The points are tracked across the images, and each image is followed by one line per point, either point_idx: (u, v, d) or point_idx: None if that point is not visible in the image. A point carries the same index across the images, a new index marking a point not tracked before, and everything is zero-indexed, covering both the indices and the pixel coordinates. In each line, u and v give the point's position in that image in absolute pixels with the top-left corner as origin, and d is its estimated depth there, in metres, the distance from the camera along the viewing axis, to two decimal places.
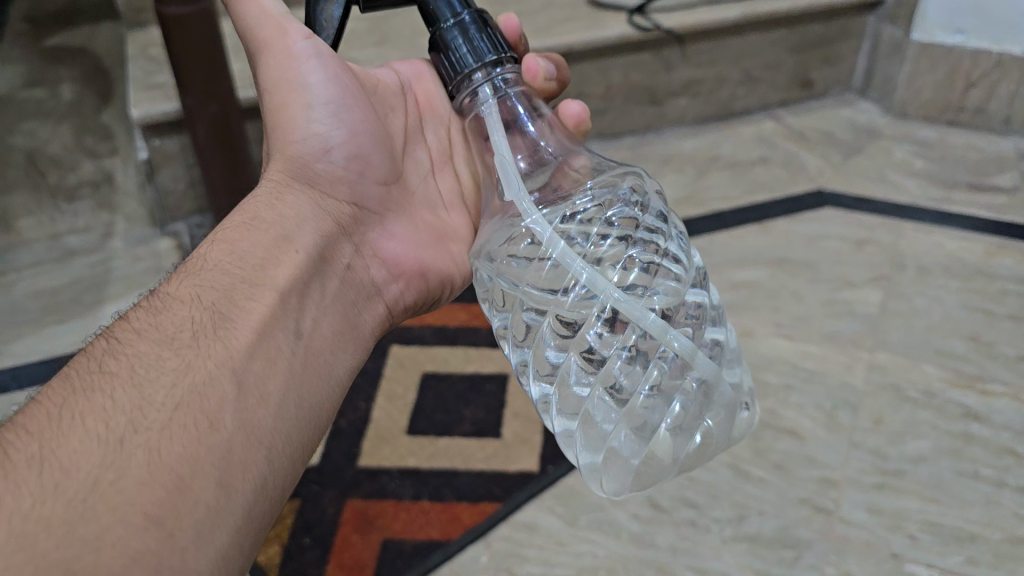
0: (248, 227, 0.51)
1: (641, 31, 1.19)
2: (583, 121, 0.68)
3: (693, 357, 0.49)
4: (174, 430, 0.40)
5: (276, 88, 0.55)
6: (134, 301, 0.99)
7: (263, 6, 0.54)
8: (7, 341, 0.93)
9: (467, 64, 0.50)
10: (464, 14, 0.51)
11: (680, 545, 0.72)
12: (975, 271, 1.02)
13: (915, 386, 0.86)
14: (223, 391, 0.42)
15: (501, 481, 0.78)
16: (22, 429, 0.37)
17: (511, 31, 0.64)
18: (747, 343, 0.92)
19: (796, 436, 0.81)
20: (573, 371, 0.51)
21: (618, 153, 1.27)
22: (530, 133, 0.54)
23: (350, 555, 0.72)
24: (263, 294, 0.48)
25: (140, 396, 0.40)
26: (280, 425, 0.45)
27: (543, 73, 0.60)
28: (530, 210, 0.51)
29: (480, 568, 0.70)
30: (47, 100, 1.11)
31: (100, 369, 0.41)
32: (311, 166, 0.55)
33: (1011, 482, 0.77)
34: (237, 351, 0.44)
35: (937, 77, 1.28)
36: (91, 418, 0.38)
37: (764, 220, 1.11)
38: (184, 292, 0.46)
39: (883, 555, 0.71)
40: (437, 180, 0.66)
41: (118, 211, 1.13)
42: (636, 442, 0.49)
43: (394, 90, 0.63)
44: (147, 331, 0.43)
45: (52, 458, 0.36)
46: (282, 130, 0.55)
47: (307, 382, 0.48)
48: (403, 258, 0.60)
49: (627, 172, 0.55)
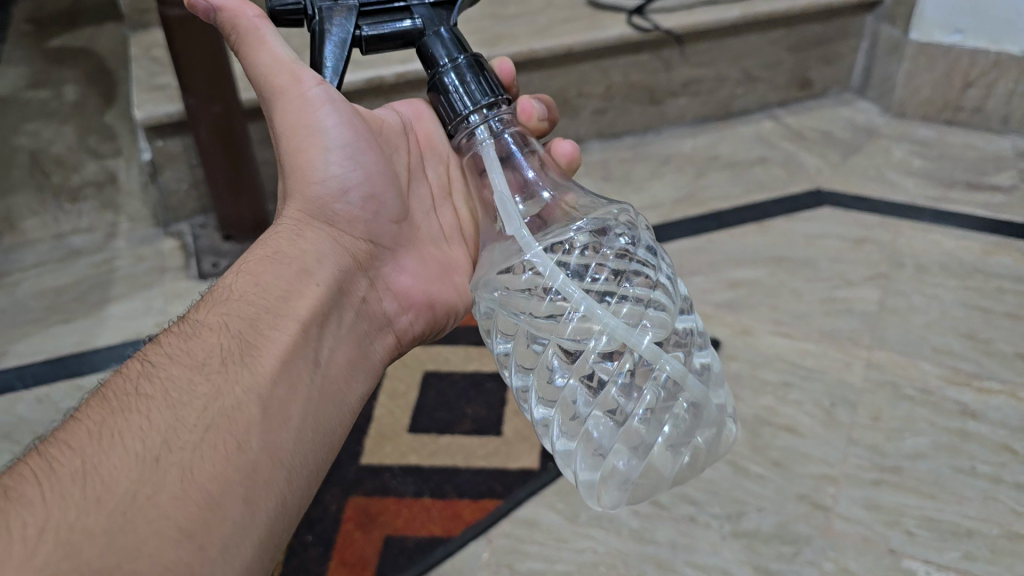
0: (271, 260, 0.51)
1: (641, 31, 1.20)
2: (574, 159, 0.68)
3: (684, 379, 0.51)
4: (205, 450, 0.41)
5: (291, 131, 0.55)
6: (138, 300, 0.99)
7: (274, 53, 0.54)
8: (11, 340, 0.94)
9: (464, 108, 0.50)
10: (460, 57, 0.50)
11: (680, 541, 0.73)
12: (973, 269, 1.03)
13: (913, 383, 0.87)
14: (251, 414, 0.43)
15: (502, 477, 0.78)
16: (66, 445, 0.38)
17: (505, 74, 0.66)
18: (747, 341, 0.92)
19: (795, 432, 0.82)
20: (573, 395, 0.52)
21: (618, 152, 1.28)
22: (525, 173, 0.54)
23: (352, 551, 0.73)
24: (287, 321, 0.48)
25: (174, 415, 0.41)
26: (302, 447, 0.46)
27: (538, 114, 0.63)
28: (530, 243, 0.52)
29: (481, 564, 0.71)
30: (51, 101, 1.20)
31: (136, 392, 0.42)
32: (329, 206, 0.55)
33: (1008, 478, 0.78)
34: (264, 377, 0.45)
35: (935, 77, 1.29)
36: (130, 436, 0.40)
37: (763, 219, 1.11)
38: (214, 319, 0.47)
39: (882, 551, 0.72)
40: (439, 214, 0.65)
41: (121, 211, 1.12)
42: (632, 461, 0.51)
43: (398, 129, 0.63)
44: (179, 356, 0.44)
45: (93, 475, 0.37)
46: (300, 169, 0.55)
47: (327, 407, 0.49)
48: (413, 292, 0.60)
49: (620, 207, 0.55)
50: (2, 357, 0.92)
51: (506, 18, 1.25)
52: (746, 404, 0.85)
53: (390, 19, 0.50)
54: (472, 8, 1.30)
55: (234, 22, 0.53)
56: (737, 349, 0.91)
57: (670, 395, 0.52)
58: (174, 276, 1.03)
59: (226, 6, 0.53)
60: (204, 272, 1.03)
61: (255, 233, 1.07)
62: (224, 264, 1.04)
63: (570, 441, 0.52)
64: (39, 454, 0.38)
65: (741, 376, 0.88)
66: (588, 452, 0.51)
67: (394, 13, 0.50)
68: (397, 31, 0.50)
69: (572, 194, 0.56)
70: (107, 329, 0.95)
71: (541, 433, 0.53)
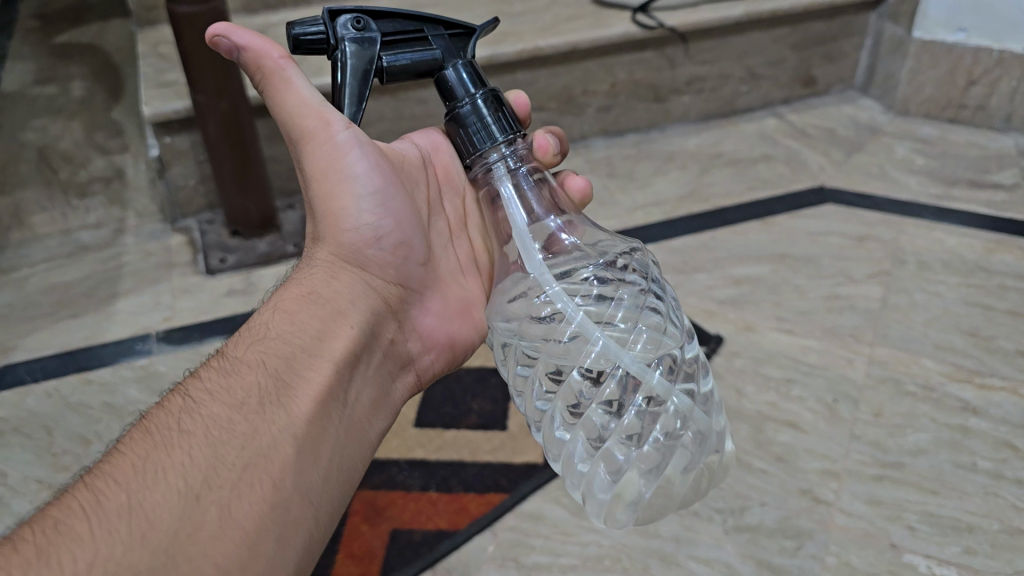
0: (304, 300, 0.52)
1: (646, 30, 1.21)
2: (587, 194, 0.67)
3: (691, 411, 0.55)
4: (242, 489, 0.43)
5: (321, 177, 0.54)
6: (146, 295, 1.00)
7: (302, 95, 0.52)
8: (21, 334, 0.95)
9: (483, 143, 0.50)
10: (478, 93, 0.50)
11: (683, 536, 0.74)
12: (975, 266, 1.03)
13: (914, 379, 0.88)
14: (285, 455, 0.45)
15: (507, 472, 0.79)
16: (112, 478, 0.40)
17: (522, 108, 0.65)
18: (749, 337, 0.93)
19: (797, 428, 0.83)
20: (594, 420, 0.54)
21: (623, 150, 1.28)
22: (535, 209, 0.55)
23: (359, 544, 0.73)
24: (321, 362, 0.49)
25: (214, 454, 0.43)
26: (329, 485, 0.48)
27: (553, 151, 0.60)
28: (550, 282, 0.54)
29: (486, 558, 0.72)
30: (59, 98, 1.20)
31: (177, 428, 0.44)
32: (362, 251, 0.55)
33: (1009, 474, 0.79)
34: (299, 417, 0.46)
35: (938, 75, 1.29)
36: (173, 474, 0.41)
37: (766, 216, 1.12)
38: (251, 357, 0.48)
39: (884, 545, 0.73)
40: (455, 246, 0.64)
41: (129, 207, 1.13)
42: (647, 481, 0.55)
43: (417, 164, 0.61)
44: (219, 393, 0.46)
45: (139, 511, 0.39)
46: (331, 214, 0.55)
47: (352, 446, 0.50)
48: (436, 332, 0.61)
49: (635, 246, 0.58)
50: (10, 351, 0.93)
51: (511, 16, 1.26)
52: (749, 400, 0.86)
53: (411, 49, 0.49)
54: (478, 5, 1.30)
55: (259, 62, 0.51)
56: (741, 345, 0.92)
57: (680, 425, 0.55)
58: (182, 271, 1.04)
59: (251, 45, 0.50)
60: (211, 268, 1.04)
61: (262, 228, 1.08)
62: (231, 259, 1.05)
63: (588, 464, 0.54)
64: (87, 485, 0.40)
65: (744, 372, 0.89)
66: (604, 473, 0.54)
67: (415, 42, 0.50)
68: (418, 61, 0.50)
69: (581, 226, 0.57)
70: (116, 324, 0.96)
71: (560, 455, 0.55)
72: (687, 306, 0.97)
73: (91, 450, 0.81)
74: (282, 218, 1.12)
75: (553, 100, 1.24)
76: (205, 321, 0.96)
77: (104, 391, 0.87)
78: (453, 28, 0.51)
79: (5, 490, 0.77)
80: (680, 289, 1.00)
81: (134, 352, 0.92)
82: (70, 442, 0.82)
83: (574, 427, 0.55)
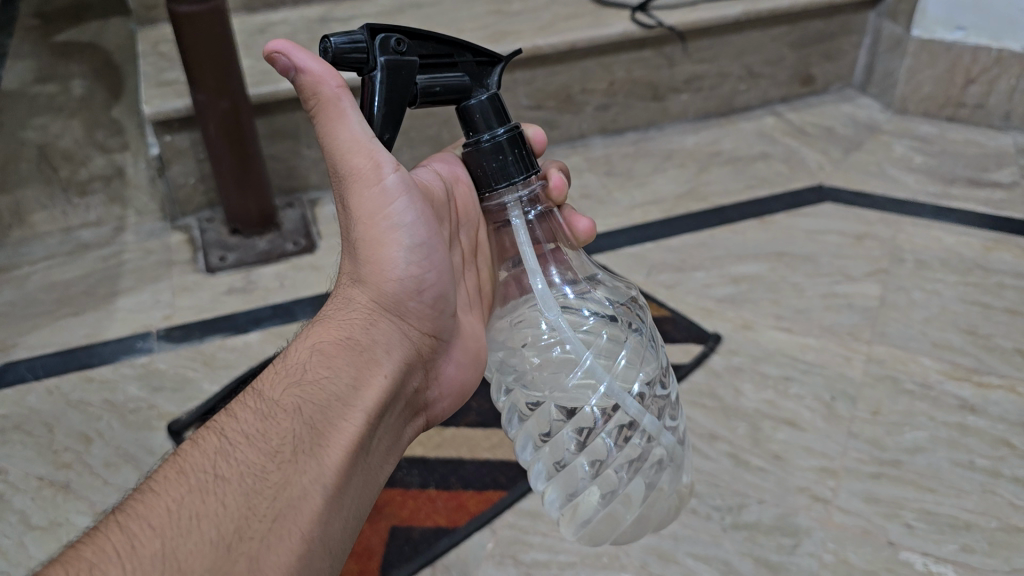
0: (338, 346, 0.52)
1: (645, 28, 1.21)
2: (590, 233, 0.67)
3: (675, 449, 0.59)
4: (272, 540, 0.43)
5: (367, 221, 0.54)
6: (146, 294, 1.01)
7: (354, 132, 0.51)
8: (21, 332, 0.95)
9: (499, 183, 0.51)
10: (500, 133, 0.51)
11: (681, 533, 0.74)
12: (973, 265, 1.03)
13: (912, 378, 0.88)
14: (315, 506, 0.45)
15: (506, 469, 0.79)
16: (148, 523, 0.42)
17: (539, 143, 0.65)
18: (747, 335, 0.93)
19: (795, 426, 0.83)
20: (596, 451, 0.57)
21: (622, 149, 1.28)
22: (553, 277, 0.57)
23: (359, 541, 0.74)
24: (354, 411, 0.50)
25: (247, 503, 0.44)
26: (348, 532, 0.48)
27: (567, 186, 0.63)
28: (564, 328, 0.56)
29: (485, 555, 0.72)
30: (58, 95, 1.20)
31: (213, 473, 0.44)
32: (396, 298, 0.55)
33: (1007, 472, 0.79)
34: (330, 468, 0.47)
35: (938, 73, 1.29)
36: (206, 522, 0.42)
37: (764, 215, 1.12)
38: (287, 401, 0.48)
39: (880, 542, 0.73)
40: (466, 279, 0.65)
41: (129, 205, 1.13)
42: (625, 507, 0.58)
43: (443, 199, 0.60)
44: (254, 438, 0.46)
45: (173, 561, 0.40)
46: (369, 256, 0.54)
47: (369, 492, 0.51)
48: (454, 382, 0.61)
49: (634, 289, 0.61)
50: (12, 348, 0.93)
51: (510, 15, 1.26)
52: (747, 399, 0.86)
53: (442, 76, 0.50)
54: (477, 4, 1.30)
55: (317, 89, 0.49)
56: (739, 343, 0.92)
57: (668, 460, 0.58)
58: (182, 269, 1.04)
59: (309, 68, 0.49)
60: (211, 265, 1.05)
61: (262, 226, 1.08)
62: (231, 258, 1.06)
63: (584, 488, 0.57)
64: (122, 528, 0.41)
65: (742, 370, 0.89)
66: (595, 497, 0.57)
67: (446, 68, 0.50)
68: (449, 88, 0.50)
69: (581, 260, 0.58)
70: (117, 321, 0.96)
71: (557, 478, 0.57)
72: (685, 304, 0.98)
73: (92, 447, 0.81)
74: (283, 216, 1.12)
75: (552, 99, 1.24)
76: (206, 319, 0.96)
77: (105, 389, 0.87)
78: (480, 56, 0.52)
79: (7, 487, 0.78)
80: (678, 287, 1.01)
81: (135, 350, 0.92)
82: (71, 439, 0.82)
83: (577, 455, 0.57)
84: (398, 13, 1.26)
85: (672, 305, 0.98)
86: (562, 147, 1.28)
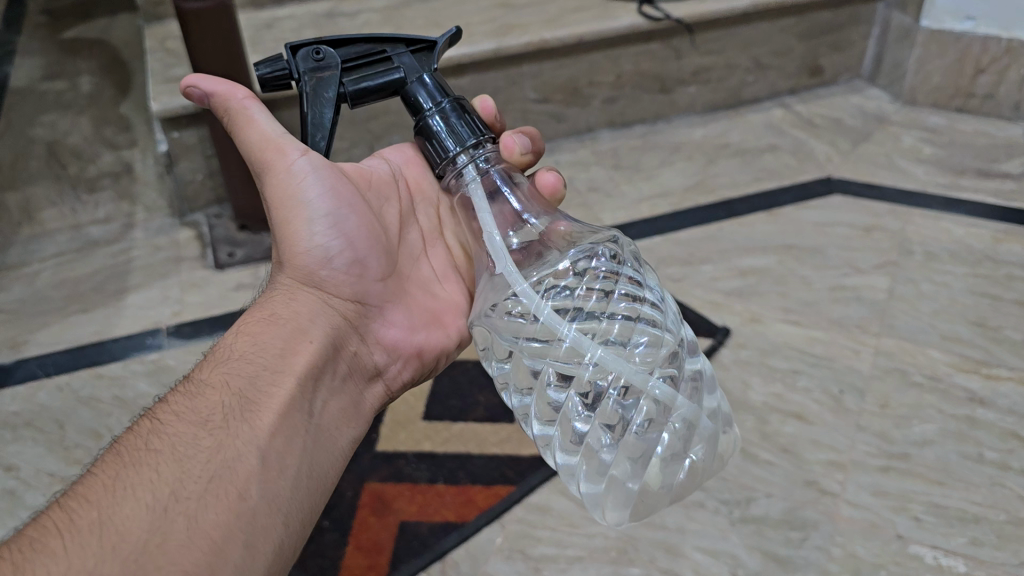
0: (268, 322, 0.53)
1: (653, 21, 1.20)
2: (559, 189, 0.67)
3: (673, 400, 0.53)
4: (209, 500, 0.44)
5: (288, 205, 0.56)
6: (156, 291, 1.01)
7: (263, 130, 0.56)
8: (31, 330, 0.96)
9: (452, 149, 0.52)
10: (443, 102, 0.52)
11: (689, 527, 0.74)
12: (983, 256, 1.03)
13: (921, 370, 0.88)
14: (250, 466, 0.46)
15: (514, 464, 0.80)
16: (85, 498, 0.42)
17: (488, 112, 0.64)
18: (756, 328, 0.93)
19: (804, 419, 0.83)
20: (574, 411, 0.54)
21: (629, 142, 1.28)
22: (512, 217, 0.56)
23: (368, 537, 0.74)
24: (285, 376, 0.51)
25: (181, 469, 0.44)
26: (300, 491, 0.48)
27: (519, 148, 0.59)
28: (518, 279, 0.54)
29: (494, 549, 0.73)
30: (66, 92, 1.18)
31: (146, 447, 0.45)
32: (316, 272, 0.56)
33: (1016, 464, 0.79)
34: (262, 430, 0.48)
35: (948, 62, 1.28)
36: (141, 488, 0.43)
37: (774, 208, 1.12)
38: (216, 378, 0.50)
39: (888, 536, 0.73)
40: (429, 256, 0.65)
41: (137, 202, 1.15)
42: (633, 473, 0.53)
43: (387, 181, 0.63)
44: (184, 414, 0.47)
45: (110, 525, 0.41)
46: (293, 238, 0.56)
47: (319, 455, 0.51)
48: (403, 344, 0.61)
49: (607, 232, 0.57)
50: (23, 346, 0.94)
51: (516, 8, 1.25)
52: (755, 392, 0.86)
53: (374, 73, 0.52)
54: None
55: (226, 105, 0.55)
56: (747, 337, 0.92)
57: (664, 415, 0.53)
58: (191, 265, 1.05)
59: (217, 91, 0.55)
60: (220, 262, 1.05)
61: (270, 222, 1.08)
62: (239, 253, 1.06)
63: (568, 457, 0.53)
64: (62, 506, 0.42)
65: (751, 364, 0.89)
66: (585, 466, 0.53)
67: (378, 64, 0.52)
68: (382, 84, 0.52)
69: (550, 221, 0.57)
70: (126, 318, 0.97)
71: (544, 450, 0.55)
72: (694, 299, 0.98)
73: (103, 443, 0.82)
74: None
75: (559, 92, 1.24)
76: (216, 315, 0.97)
77: (116, 387, 0.88)
78: (414, 45, 0.53)
79: (18, 483, 0.79)
80: (686, 281, 1.00)
81: (145, 347, 0.93)
82: (83, 436, 0.83)
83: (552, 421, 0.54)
84: (404, 7, 1.26)
85: (680, 299, 0.98)
86: (569, 140, 1.28)
